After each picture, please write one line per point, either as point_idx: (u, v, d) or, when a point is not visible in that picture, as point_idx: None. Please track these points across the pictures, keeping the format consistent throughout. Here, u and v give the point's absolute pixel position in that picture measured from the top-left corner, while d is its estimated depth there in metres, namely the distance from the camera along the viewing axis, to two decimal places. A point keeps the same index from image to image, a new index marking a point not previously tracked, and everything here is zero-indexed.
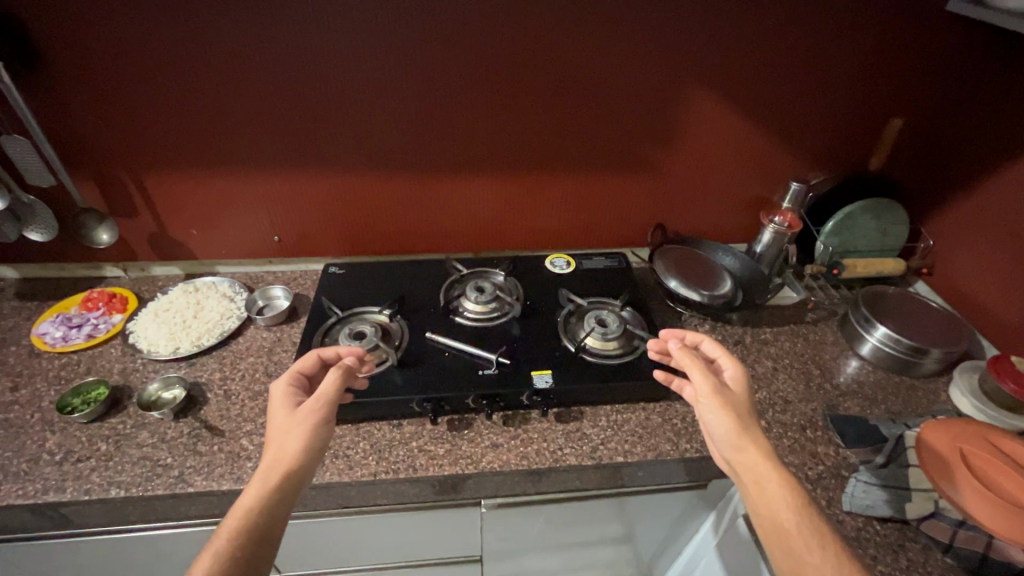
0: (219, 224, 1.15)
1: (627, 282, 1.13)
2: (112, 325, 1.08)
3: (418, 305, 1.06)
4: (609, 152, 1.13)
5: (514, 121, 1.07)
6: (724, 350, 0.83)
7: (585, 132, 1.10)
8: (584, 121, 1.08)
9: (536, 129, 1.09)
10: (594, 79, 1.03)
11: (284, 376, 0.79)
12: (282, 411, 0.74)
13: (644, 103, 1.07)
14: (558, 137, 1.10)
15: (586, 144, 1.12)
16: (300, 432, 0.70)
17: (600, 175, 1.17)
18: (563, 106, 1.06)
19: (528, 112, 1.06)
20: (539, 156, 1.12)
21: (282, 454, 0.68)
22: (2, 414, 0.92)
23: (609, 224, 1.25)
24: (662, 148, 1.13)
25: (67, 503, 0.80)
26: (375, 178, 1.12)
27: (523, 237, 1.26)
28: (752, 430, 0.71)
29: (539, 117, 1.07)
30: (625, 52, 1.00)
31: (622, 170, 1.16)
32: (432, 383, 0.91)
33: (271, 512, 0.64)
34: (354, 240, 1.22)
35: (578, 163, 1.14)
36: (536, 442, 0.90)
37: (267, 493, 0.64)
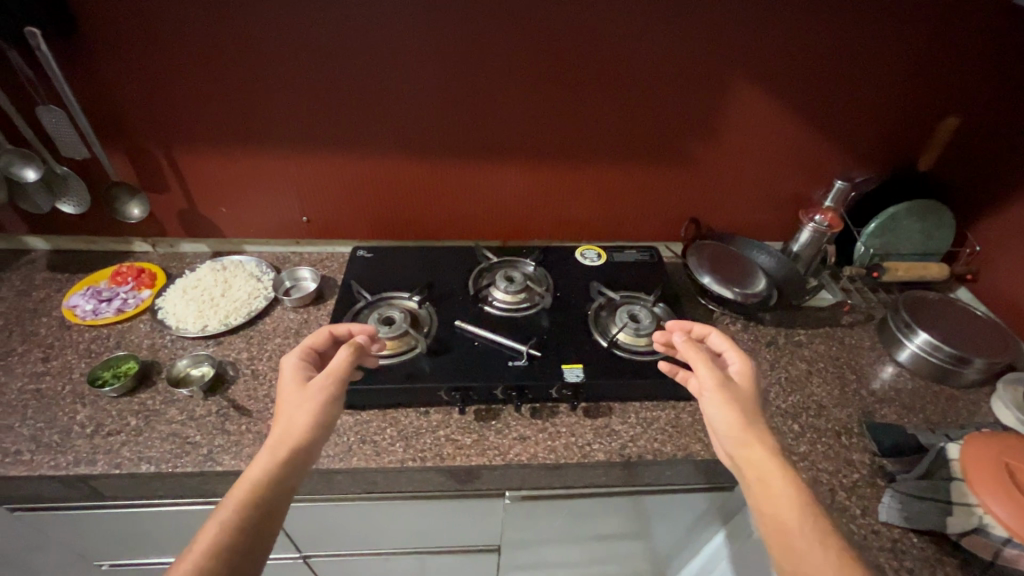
0: (247, 203, 1.14)
1: (659, 277, 1.11)
2: (141, 300, 1.08)
3: (446, 292, 1.04)
4: (645, 143, 1.10)
5: (549, 108, 1.04)
6: (733, 345, 0.80)
7: (622, 121, 1.06)
8: (621, 110, 1.05)
9: (572, 117, 1.06)
10: (638, 66, 0.99)
11: (295, 351, 0.79)
12: (291, 385, 0.74)
13: (687, 93, 1.03)
14: (593, 125, 1.07)
15: (621, 134, 1.08)
16: (310, 407, 0.70)
17: (635, 166, 1.13)
18: (602, 93, 1.03)
19: (565, 99, 1.03)
20: (573, 144, 1.10)
21: (291, 428, 0.68)
22: (35, 384, 0.92)
23: (641, 217, 1.22)
24: (701, 141, 1.10)
25: (99, 476, 0.81)
26: (408, 162, 1.10)
27: (553, 227, 1.24)
28: (757, 426, 0.68)
29: (575, 104, 1.04)
30: (672, 38, 0.96)
31: (658, 162, 1.13)
32: (462, 372, 0.90)
33: (278, 485, 0.64)
34: (381, 224, 1.21)
35: (613, 153, 1.11)
36: (565, 436, 0.89)
37: (275, 465, 0.65)
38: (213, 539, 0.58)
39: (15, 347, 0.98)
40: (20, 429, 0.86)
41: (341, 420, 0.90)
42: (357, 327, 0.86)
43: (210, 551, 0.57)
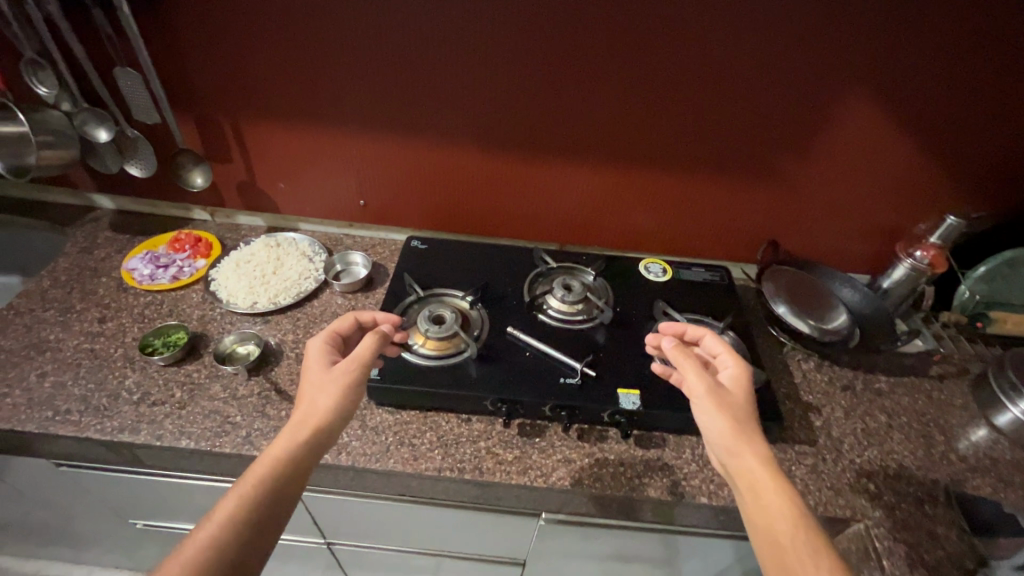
0: (306, 180, 1.12)
1: (730, 302, 1.02)
2: (195, 270, 1.08)
3: (500, 294, 0.99)
4: (729, 154, 1.01)
5: (629, 108, 0.96)
6: (726, 346, 0.75)
7: (706, 127, 0.97)
8: (708, 116, 0.96)
9: (652, 119, 0.97)
10: (732, 69, 0.90)
11: (320, 334, 0.75)
12: (316, 368, 0.71)
13: (784, 104, 0.93)
14: (675, 130, 0.98)
15: (704, 142, 1.00)
16: (334, 391, 0.68)
17: (713, 178, 1.04)
18: (688, 97, 0.94)
19: (647, 99, 0.95)
20: (649, 149, 1.02)
21: (314, 411, 0.65)
22: (89, 344, 0.94)
23: (712, 233, 1.13)
24: (791, 157, 1.00)
25: (140, 445, 0.81)
26: (472, 153, 1.05)
27: (615, 234, 1.16)
28: (750, 434, 0.64)
29: (658, 106, 0.96)
30: (777, 42, 0.86)
31: (740, 175, 1.03)
32: (510, 383, 0.85)
33: (298, 465, 0.61)
34: (436, 214, 1.17)
35: (692, 162, 1.03)
36: (613, 465, 0.83)
37: (296, 444, 0.62)
38: (231, 512, 0.55)
39: (75, 303, 1.00)
40: (71, 388, 0.87)
41: (381, 417, 0.87)
42: (381, 316, 0.82)
43: (226, 524, 0.54)
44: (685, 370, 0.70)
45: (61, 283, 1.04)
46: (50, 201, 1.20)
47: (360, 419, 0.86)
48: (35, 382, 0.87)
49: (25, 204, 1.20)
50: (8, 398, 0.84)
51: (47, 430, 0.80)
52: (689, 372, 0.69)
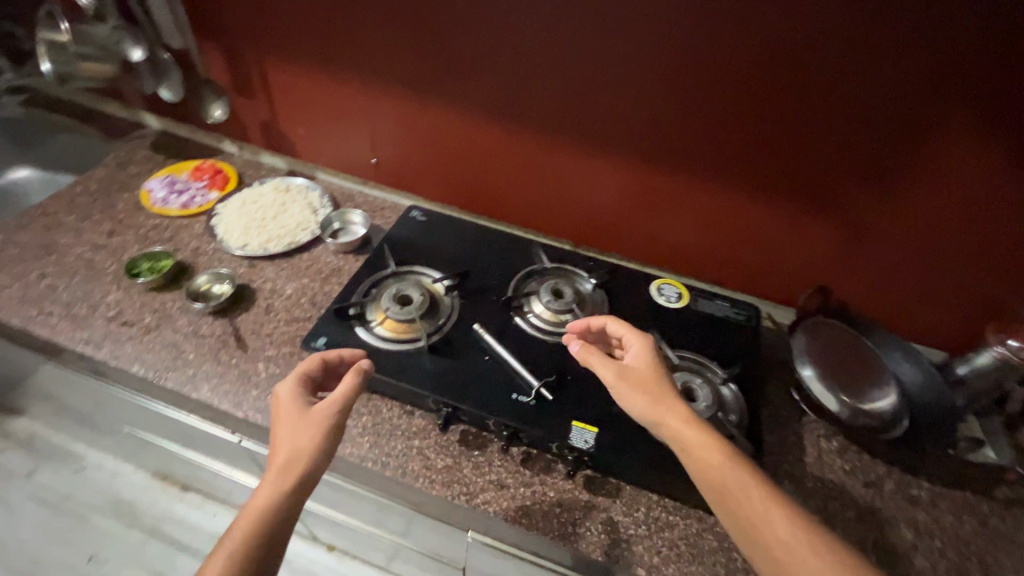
0: (323, 129, 1.08)
1: (746, 349, 0.85)
2: (204, 201, 1.09)
3: (483, 285, 0.91)
4: (782, 173, 0.83)
5: (665, 100, 0.81)
6: (625, 325, 0.72)
7: (758, 136, 0.80)
8: (761, 123, 0.79)
9: (693, 117, 0.82)
10: (795, 65, 0.72)
11: (292, 380, 0.66)
12: (288, 419, 0.62)
13: (859, 119, 0.74)
14: (718, 134, 0.82)
15: (753, 154, 0.82)
16: (306, 447, 0.60)
17: (760, 199, 0.87)
18: (736, 93, 0.77)
19: (689, 92, 0.79)
20: (686, 152, 0.86)
21: (282, 471, 0.58)
22: (92, 254, 0.98)
23: (749, 262, 0.96)
24: (860, 187, 0.80)
25: (100, 361, 0.83)
26: (485, 125, 0.96)
27: (635, 243, 1.02)
28: (668, 400, 0.62)
29: (701, 102, 0.80)
30: (858, 37, 0.67)
31: (794, 201, 0.85)
32: (457, 386, 0.76)
33: (272, 538, 0.55)
34: (448, 186, 1.09)
35: (735, 175, 0.86)
36: (548, 503, 0.73)
37: (277, 499, 0.57)
38: None
39: (93, 213, 1.05)
40: (61, 292, 0.91)
41: None
42: (349, 354, 0.72)
43: None
44: (594, 359, 0.67)
45: (89, 191, 1.09)
46: (109, 113, 1.28)
47: None
48: (34, 280, 0.92)
49: (89, 113, 1.28)
50: (8, 290, 0.90)
51: (30, 327, 0.85)
52: (594, 357, 0.67)
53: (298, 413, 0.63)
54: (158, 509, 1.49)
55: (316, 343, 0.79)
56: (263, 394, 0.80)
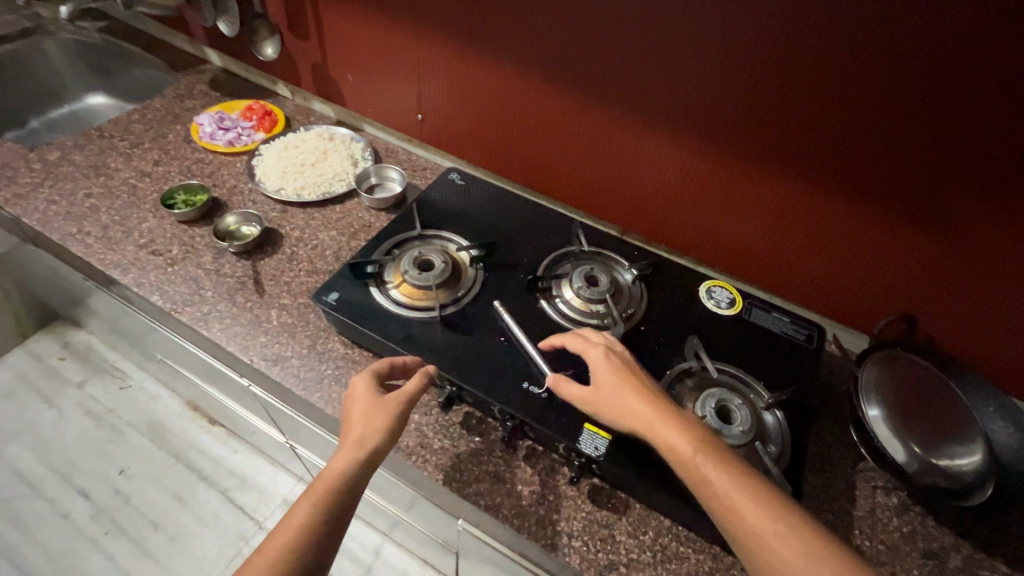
0: (371, 78, 1.04)
1: (801, 373, 0.73)
2: (249, 141, 1.07)
3: (512, 260, 0.83)
4: (878, 179, 0.69)
5: (748, 78, 0.69)
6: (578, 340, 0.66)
7: (856, 132, 0.66)
8: (862, 115, 0.65)
9: (779, 101, 0.69)
10: (915, 38, 0.58)
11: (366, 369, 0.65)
12: (361, 402, 0.62)
13: (988, 114, 0.58)
14: (807, 124, 0.69)
15: (846, 152, 0.69)
16: (378, 428, 0.59)
17: (846, 206, 0.73)
18: (831, 71, 0.64)
19: (776, 69, 0.67)
20: (763, 142, 0.73)
21: (355, 449, 0.57)
22: (135, 180, 0.99)
23: (820, 279, 0.82)
24: (975, 201, 0.64)
25: (125, 286, 0.84)
26: (536, 86, 0.87)
27: (688, 239, 0.90)
28: (637, 415, 0.56)
29: (791, 83, 0.67)
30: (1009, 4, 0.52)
31: (888, 214, 0.71)
32: (464, 364, 0.70)
33: (338, 511, 0.54)
34: (492, 152, 1.01)
35: (819, 176, 0.72)
36: (545, 507, 0.66)
37: (350, 472, 0.56)
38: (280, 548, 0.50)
39: (145, 141, 1.06)
40: (101, 214, 0.92)
41: (331, 345, 0.78)
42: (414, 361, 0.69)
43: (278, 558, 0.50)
44: (564, 384, 0.63)
45: (145, 120, 1.11)
46: (177, 48, 1.30)
47: (313, 338, 0.79)
48: (79, 199, 0.94)
49: (159, 45, 1.31)
50: (54, 205, 0.92)
51: (67, 244, 0.87)
52: (563, 381, 0.63)
53: (372, 398, 0.62)
54: (186, 437, 1.52)
55: (327, 297, 0.75)
56: (270, 343, 0.78)
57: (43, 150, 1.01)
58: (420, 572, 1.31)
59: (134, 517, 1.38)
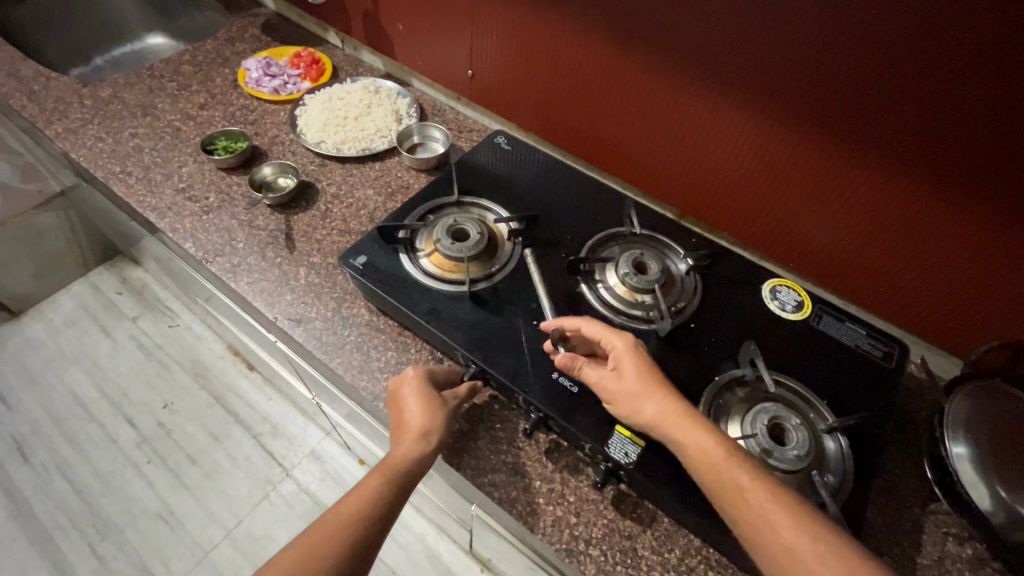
0: (421, 28, 0.97)
1: (873, 395, 0.64)
2: (295, 90, 1.04)
3: (554, 237, 0.76)
4: (1007, 183, 0.56)
5: (854, 50, 0.58)
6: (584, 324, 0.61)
7: (986, 123, 0.54)
8: (995, 104, 0.53)
9: (890, 80, 0.57)
10: None
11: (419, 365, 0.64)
12: (421, 395, 0.60)
13: None
14: (921, 111, 0.57)
15: (964, 149, 0.57)
16: (438, 424, 0.59)
17: (953, 212, 0.61)
18: (974, 39, 0.51)
19: (898, 35, 0.54)
20: (862, 129, 0.62)
21: (416, 440, 0.58)
22: (181, 123, 0.97)
23: (905, 290, 0.71)
24: None
25: (160, 230, 0.83)
26: (601, 42, 0.77)
27: (754, 230, 0.81)
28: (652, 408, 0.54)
29: (911, 58, 0.55)
30: None
31: (1008, 226, 0.59)
32: (490, 345, 0.65)
33: (396, 498, 0.56)
34: (544, 115, 0.92)
35: (926, 173, 0.61)
36: (563, 508, 0.61)
37: (410, 460, 0.57)
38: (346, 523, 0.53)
39: (192, 84, 1.04)
40: (144, 155, 0.91)
41: (357, 311, 0.75)
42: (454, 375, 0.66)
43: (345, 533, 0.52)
44: (582, 364, 0.59)
45: (195, 62, 1.09)
46: None
47: (339, 301, 0.76)
48: (124, 138, 0.93)
49: None
50: (101, 143, 0.92)
51: (110, 183, 0.87)
52: (581, 361, 0.59)
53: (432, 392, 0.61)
54: (226, 380, 1.54)
55: (355, 260, 0.71)
56: (296, 302, 0.75)
57: (96, 87, 1.01)
58: (437, 539, 1.30)
59: (174, 451, 1.42)
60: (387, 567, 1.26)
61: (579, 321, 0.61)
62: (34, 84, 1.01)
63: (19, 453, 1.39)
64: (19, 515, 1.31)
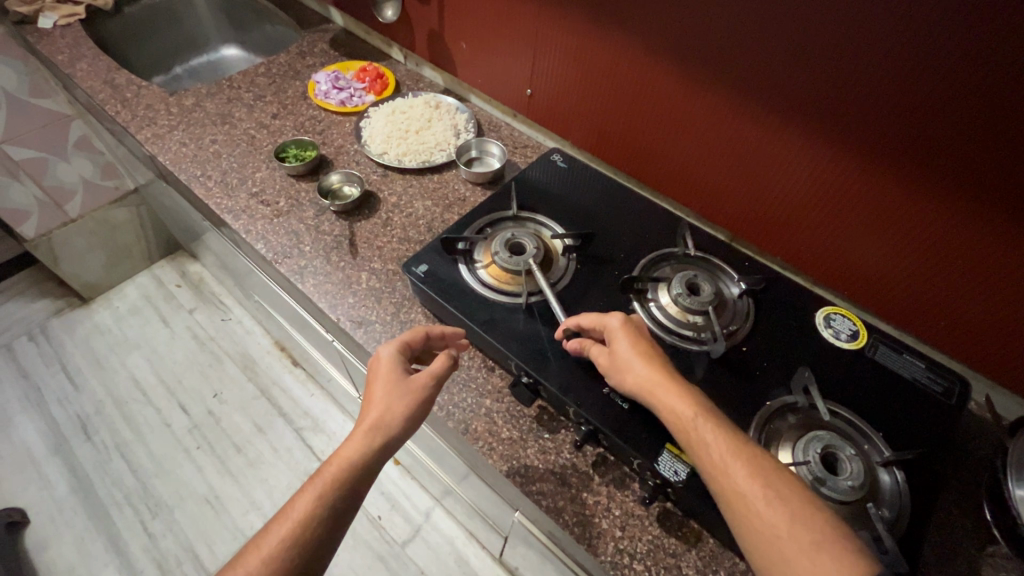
0: (484, 48, 1.01)
1: (932, 431, 0.63)
2: (360, 103, 1.10)
3: (607, 254, 0.78)
4: None
5: (935, 84, 0.57)
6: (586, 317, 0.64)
7: None
8: None
9: (972, 116, 0.56)
10: None
11: (392, 342, 0.64)
12: (384, 381, 0.59)
13: None
14: (1004, 148, 0.56)
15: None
16: (398, 418, 0.57)
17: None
18: None
19: (962, 75, 0.55)
20: (937, 163, 0.61)
21: (371, 433, 0.55)
22: (256, 131, 1.04)
23: (963, 324, 0.70)
24: None
25: (234, 230, 0.89)
26: (659, 67, 0.79)
27: (813, 258, 0.80)
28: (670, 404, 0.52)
29: (996, 95, 0.54)
30: None
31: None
32: (543, 357, 0.67)
33: (349, 498, 0.53)
34: (599, 135, 0.95)
35: (1005, 212, 0.59)
36: (608, 520, 0.62)
37: (364, 455, 0.54)
38: (290, 526, 0.50)
39: (267, 95, 1.12)
40: (222, 160, 0.98)
41: (415, 316, 0.79)
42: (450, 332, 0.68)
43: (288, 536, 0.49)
44: (591, 347, 0.63)
45: (269, 74, 1.16)
46: (305, 5, 1.35)
47: (397, 306, 0.79)
48: (205, 144, 1.00)
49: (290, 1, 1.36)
50: (184, 148, 1.00)
51: (191, 185, 0.94)
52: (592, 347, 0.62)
53: (396, 377, 0.60)
54: (272, 374, 1.61)
55: (417, 268, 0.75)
56: (357, 305, 0.79)
57: (181, 96, 1.09)
58: (467, 544, 1.32)
59: (221, 439, 1.49)
60: (417, 568, 1.28)
61: (577, 318, 0.65)
62: (127, 92, 1.09)
63: (83, 431, 1.49)
64: (81, 489, 1.40)
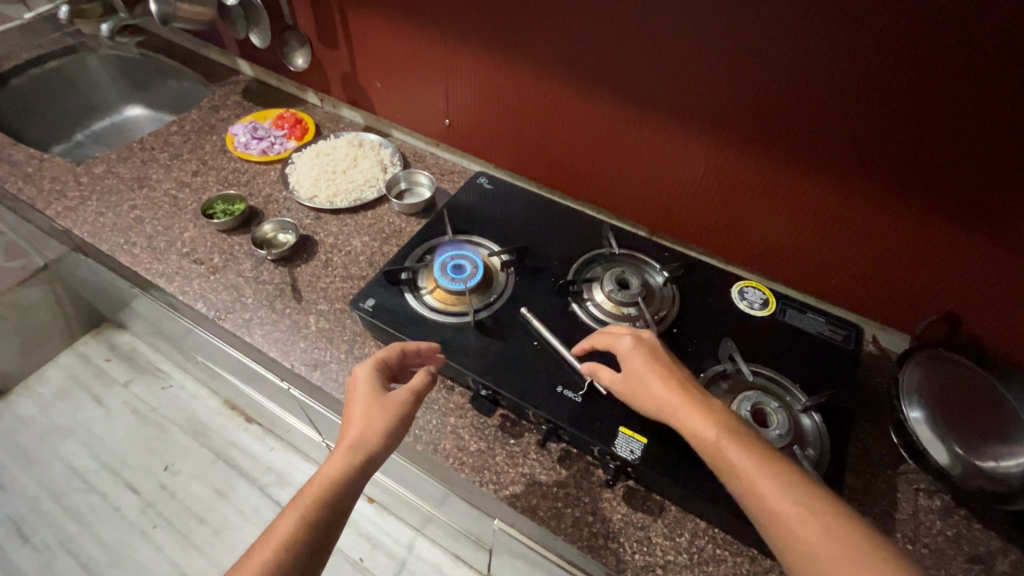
0: (398, 84, 1.06)
1: (840, 375, 0.72)
2: (282, 150, 1.11)
3: (542, 264, 0.84)
4: (905, 178, 0.68)
5: (795, 79, 0.67)
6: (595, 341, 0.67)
7: (881, 134, 0.66)
8: (883, 118, 0.64)
9: (822, 103, 0.67)
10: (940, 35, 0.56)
11: (369, 360, 0.65)
12: (362, 399, 0.61)
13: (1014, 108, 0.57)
14: (871, 122, 0.65)
15: (868, 156, 0.68)
16: (376, 433, 0.59)
17: (898, 207, 0.70)
18: (857, 71, 0.63)
19: (800, 73, 0.66)
20: (812, 145, 0.71)
21: (351, 449, 0.57)
22: (177, 191, 1.02)
23: (849, 278, 0.81)
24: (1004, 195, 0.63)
25: (169, 293, 0.87)
26: (560, 89, 0.87)
27: (724, 241, 0.90)
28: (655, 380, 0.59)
29: (842, 83, 0.64)
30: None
31: (963, 213, 0.67)
32: (499, 369, 0.71)
33: (333, 517, 0.55)
34: (519, 156, 1.02)
35: (879, 176, 0.69)
36: (580, 508, 0.67)
37: (346, 471, 0.56)
38: (275, 545, 0.51)
39: (183, 153, 1.10)
40: (145, 225, 0.96)
41: (369, 350, 0.81)
42: (427, 347, 0.69)
43: (273, 554, 0.51)
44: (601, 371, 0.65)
45: (183, 131, 1.15)
46: (210, 59, 1.34)
47: (350, 344, 0.81)
48: (125, 211, 0.98)
49: (193, 56, 1.35)
50: (102, 217, 0.97)
51: (116, 254, 0.91)
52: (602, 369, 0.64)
53: (375, 394, 0.62)
54: (226, 435, 1.55)
55: (363, 303, 0.77)
56: (310, 349, 0.80)
57: (89, 164, 1.06)
58: (454, 567, 1.32)
59: (180, 512, 1.41)
60: None
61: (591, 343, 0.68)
62: (27, 166, 1.05)
63: (18, 533, 1.37)
64: None
